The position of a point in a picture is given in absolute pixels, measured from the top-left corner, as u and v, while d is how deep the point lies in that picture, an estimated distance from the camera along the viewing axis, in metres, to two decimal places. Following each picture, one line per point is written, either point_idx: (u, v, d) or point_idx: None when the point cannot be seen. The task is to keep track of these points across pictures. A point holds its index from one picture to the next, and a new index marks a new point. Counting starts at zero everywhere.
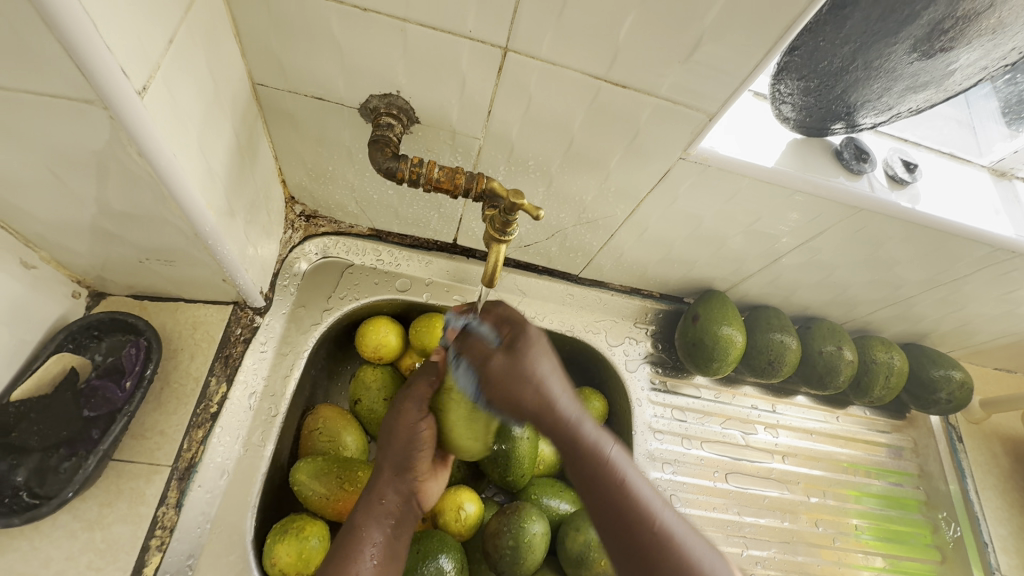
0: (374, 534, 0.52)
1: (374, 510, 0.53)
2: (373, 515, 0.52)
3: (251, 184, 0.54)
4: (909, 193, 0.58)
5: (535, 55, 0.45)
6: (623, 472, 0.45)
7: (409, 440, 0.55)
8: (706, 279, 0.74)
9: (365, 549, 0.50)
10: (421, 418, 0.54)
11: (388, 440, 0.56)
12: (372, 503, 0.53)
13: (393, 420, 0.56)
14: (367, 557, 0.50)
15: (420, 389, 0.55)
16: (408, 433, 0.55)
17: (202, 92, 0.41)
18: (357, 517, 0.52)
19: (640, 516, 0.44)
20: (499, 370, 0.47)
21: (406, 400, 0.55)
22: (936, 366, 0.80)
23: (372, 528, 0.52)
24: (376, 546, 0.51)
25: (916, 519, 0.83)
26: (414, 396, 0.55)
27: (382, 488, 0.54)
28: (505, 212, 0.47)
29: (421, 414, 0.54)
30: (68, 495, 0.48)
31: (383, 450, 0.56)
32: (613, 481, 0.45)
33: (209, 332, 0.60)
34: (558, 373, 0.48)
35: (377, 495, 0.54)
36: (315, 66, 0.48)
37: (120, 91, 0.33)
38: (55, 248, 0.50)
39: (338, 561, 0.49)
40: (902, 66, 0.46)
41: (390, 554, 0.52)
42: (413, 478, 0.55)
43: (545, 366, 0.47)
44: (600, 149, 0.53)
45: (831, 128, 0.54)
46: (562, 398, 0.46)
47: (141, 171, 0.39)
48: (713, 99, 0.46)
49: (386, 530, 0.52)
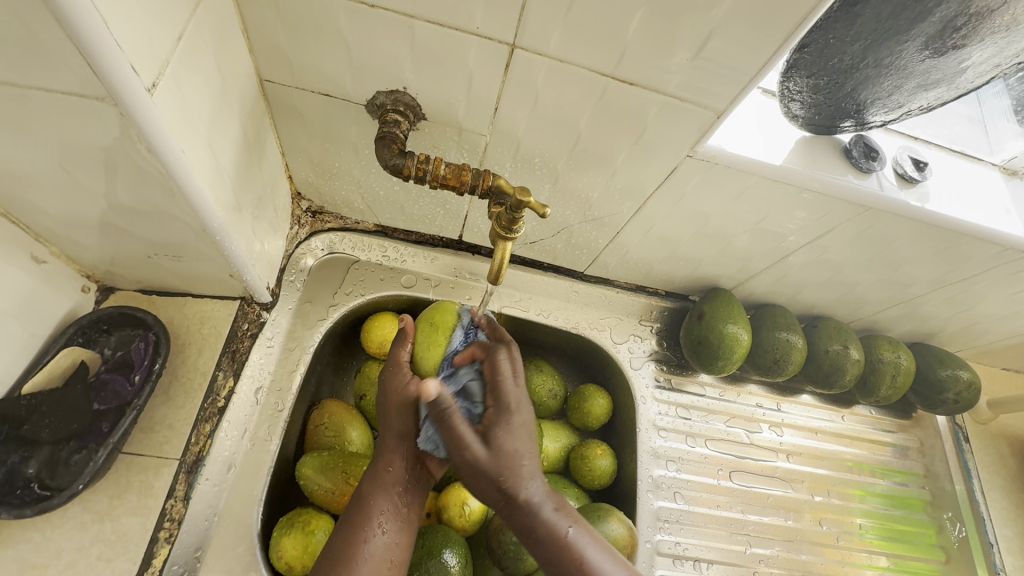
0: (383, 503, 0.51)
1: (382, 479, 0.52)
2: (380, 484, 0.52)
3: (258, 180, 0.54)
4: (919, 192, 0.58)
5: (543, 52, 0.44)
6: (585, 554, 0.46)
7: (405, 406, 0.54)
8: (712, 277, 0.74)
9: (374, 518, 0.49)
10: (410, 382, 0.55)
11: (384, 414, 0.55)
12: (379, 473, 0.52)
13: (384, 390, 0.56)
14: (376, 526, 0.49)
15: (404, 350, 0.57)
16: (401, 401, 0.54)
17: (210, 88, 0.42)
18: (365, 486, 0.52)
19: None
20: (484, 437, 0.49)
21: (397, 369, 0.56)
22: (943, 366, 0.80)
23: (380, 497, 0.51)
24: (387, 516, 0.50)
25: (921, 519, 0.83)
26: (399, 362, 0.56)
27: (388, 457, 0.53)
28: (511, 210, 0.47)
29: (409, 376, 0.55)
30: (78, 487, 0.48)
31: (383, 420, 0.55)
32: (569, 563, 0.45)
33: (216, 327, 0.60)
34: (532, 455, 0.50)
35: (384, 466, 0.53)
36: (323, 63, 0.48)
37: (130, 88, 0.33)
38: (65, 242, 0.50)
39: (348, 533, 0.49)
40: (913, 64, 0.46)
41: (402, 521, 0.51)
42: (418, 445, 0.54)
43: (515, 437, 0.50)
44: (608, 147, 0.53)
45: (840, 126, 0.54)
46: (527, 469, 0.49)
47: (149, 167, 0.39)
48: (722, 97, 0.46)
49: (395, 497, 0.51)
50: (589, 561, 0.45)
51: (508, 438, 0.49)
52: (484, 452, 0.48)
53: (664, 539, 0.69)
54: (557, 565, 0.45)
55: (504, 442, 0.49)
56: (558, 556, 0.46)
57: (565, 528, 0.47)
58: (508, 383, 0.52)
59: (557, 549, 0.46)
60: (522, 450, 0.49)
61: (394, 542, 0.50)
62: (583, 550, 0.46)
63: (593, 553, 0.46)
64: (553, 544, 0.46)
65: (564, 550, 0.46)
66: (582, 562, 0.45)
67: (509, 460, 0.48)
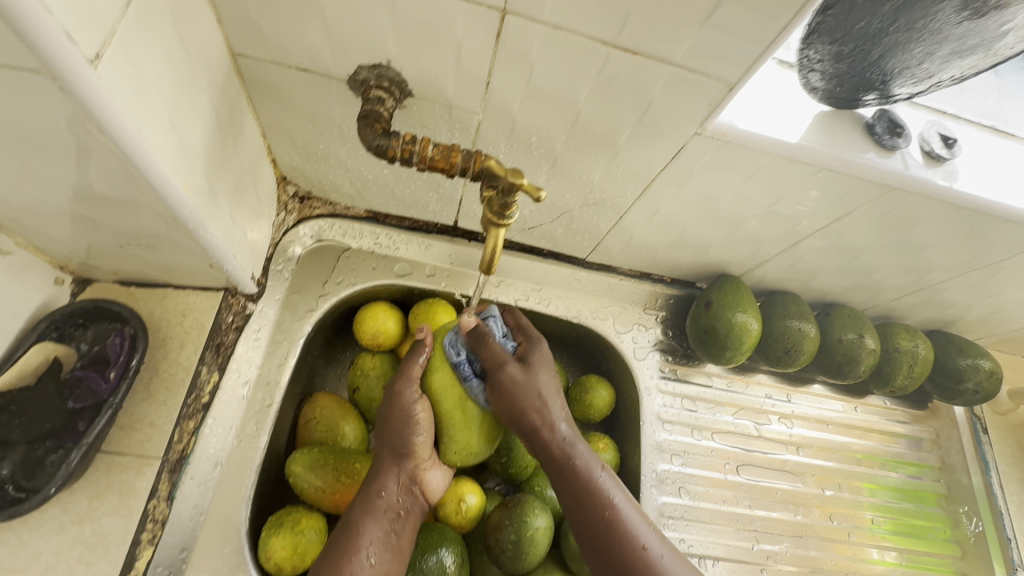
0: (372, 532, 0.49)
1: (372, 505, 0.50)
2: (371, 511, 0.50)
3: (236, 164, 0.51)
4: (947, 170, 0.53)
5: (537, 19, 0.40)
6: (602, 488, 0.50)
7: (403, 425, 0.52)
8: (720, 263, 0.70)
9: (362, 547, 0.48)
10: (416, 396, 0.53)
11: (383, 425, 0.53)
12: (371, 499, 0.51)
13: (385, 407, 0.53)
14: (364, 556, 0.47)
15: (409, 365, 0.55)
16: (405, 417, 0.52)
17: (172, 62, 0.38)
18: (355, 512, 0.50)
19: (619, 533, 0.47)
20: (498, 403, 0.51)
21: (400, 382, 0.54)
22: (963, 355, 0.76)
23: (371, 524, 0.49)
24: (377, 544, 0.48)
25: (935, 513, 0.80)
26: (403, 375, 0.54)
27: (382, 482, 0.52)
28: (504, 194, 0.44)
29: (415, 393, 0.53)
30: (50, 491, 0.46)
31: (380, 437, 0.53)
32: (597, 505, 0.49)
33: (198, 319, 0.57)
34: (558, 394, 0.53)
35: (377, 489, 0.51)
36: (298, 35, 0.44)
37: (69, 59, 0.29)
38: (31, 232, 0.47)
39: (333, 561, 0.47)
40: (949, 27, 0.41)
41: (391, 550, 0.49)
42: (413, 467, 0.53)
43: (538, 379, 0.52)
44: (610, 123, 0.49)
45: (862, 99, 0.49)
46: (552, 416, 0.52)
47: (107, 151, 0.36)
48: (734, 67, 0.42)
49: (384, 526, 0.50)
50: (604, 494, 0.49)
51: (539, 376, 0.53)
52: (509, 401, 0.51)
53: (668, 536, 0.67)
54: (583, 503, 0.49)
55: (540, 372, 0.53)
56: (577, 485, 0.50)
57: (594, 472, 0.50)
58: (506, 356, 0.52)
59: (582, 491, 0.49)
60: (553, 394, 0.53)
61: (382, 572, 0.48)
62: (617, 511, 0.49)
63: (625, 508, 0.49)
64: (579, 486, 0.50)
65: (588, 492, 0.49)
66: (610, 515, 0.48)
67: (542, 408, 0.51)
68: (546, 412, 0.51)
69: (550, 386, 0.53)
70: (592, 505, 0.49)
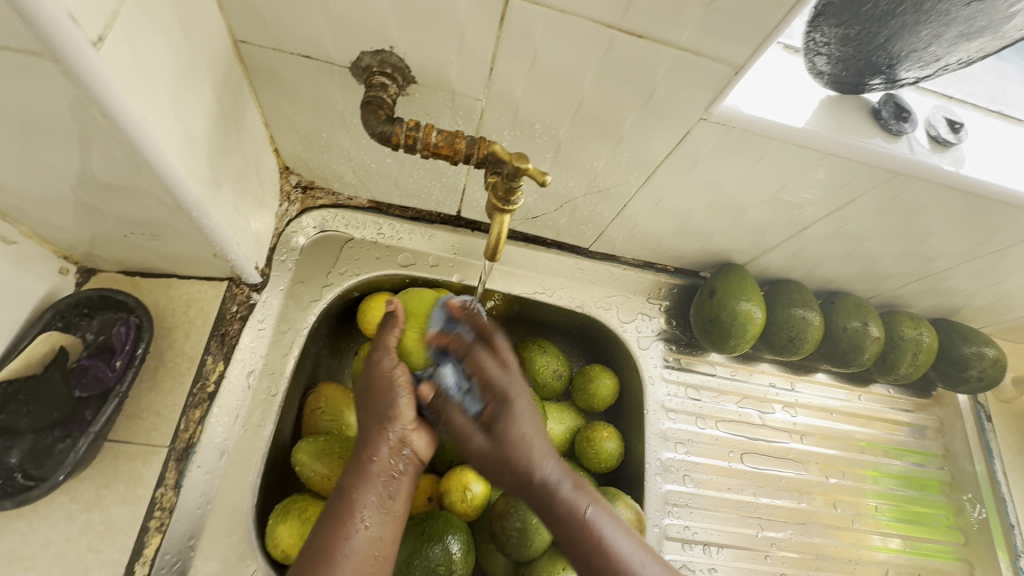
0: (366, 496, 0.46)
1: (365, 471, 0.48)
2: (363, 476, 0.47)
3: (239, 152, 0.51)
4: (953, 156, 0.53)
5: (541, 1, 0.40)
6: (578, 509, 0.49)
7: (388, 387, 0.51)
8: (724, 252, 0.70)
9: (356, 511, 0.45)
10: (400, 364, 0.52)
11: (366, 396, 0.52)
12: (362, 464, 0.48)
13: (367, 378, 0.52)
14: (359, 520, 0.45)
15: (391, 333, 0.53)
16: (389, 383, 0.51)
17: (175, 48, 0.38)
18: (346, 478, 0.47)
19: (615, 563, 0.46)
20: (483, 450, 0.52)
21: (379, 352, 0.53)
22: (968, 343, 0.76)
23: (364, 489, 0.46)
24: (371, 509, 0.46)
25: (938, 500, 0.81)
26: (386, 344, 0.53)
27: (373, 447, 0.49)
28: (508, 179, 0.43)
29: (395, 362, 0.52)
30: (59, 478, 0.46)
31: (365, 406, 0.52)
32: (589, 538, 0.48)
33: (203, 309, 0.58)
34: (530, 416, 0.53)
35: (368, 455, 0.49)
36: (300, 20, 0.43)
37: (72, 42, 0.29)
38: (36, 222, 0.48)
39: (328, 529, 0.44)
40: (957, 9, 0.41)
41: (386, 513, 0.47)
42: (401, 428, 0.50)
43: (518, 406, 0.53)
44: (614, 109, 0.49)
45: (868, 83, 0.49)
46: (537, 449, 0.51)
47: (112, 136, 0.36)
48: (739, 50, 0.42)
49: (379, 490, 0.47)
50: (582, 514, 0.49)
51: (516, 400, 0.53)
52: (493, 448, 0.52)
53: (672, 523, 0.67)
54: (572, 540, 0.48)
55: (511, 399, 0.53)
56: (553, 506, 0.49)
57: (582, 507, 0.49)
58: (496, 372, 0.54)
59: (575, 529, 0.48)
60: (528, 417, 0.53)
61: (378, 537, 0.45)
62: (600, 529, 0.48)
63: (619, 539, 0.48)
64: (568, 525, 0.49)
65: (579, 526, 0.48)
66: (605, 549, 0.47)
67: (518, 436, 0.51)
68: (535, 446, 0.51)
69: (533, 408, 0.54)
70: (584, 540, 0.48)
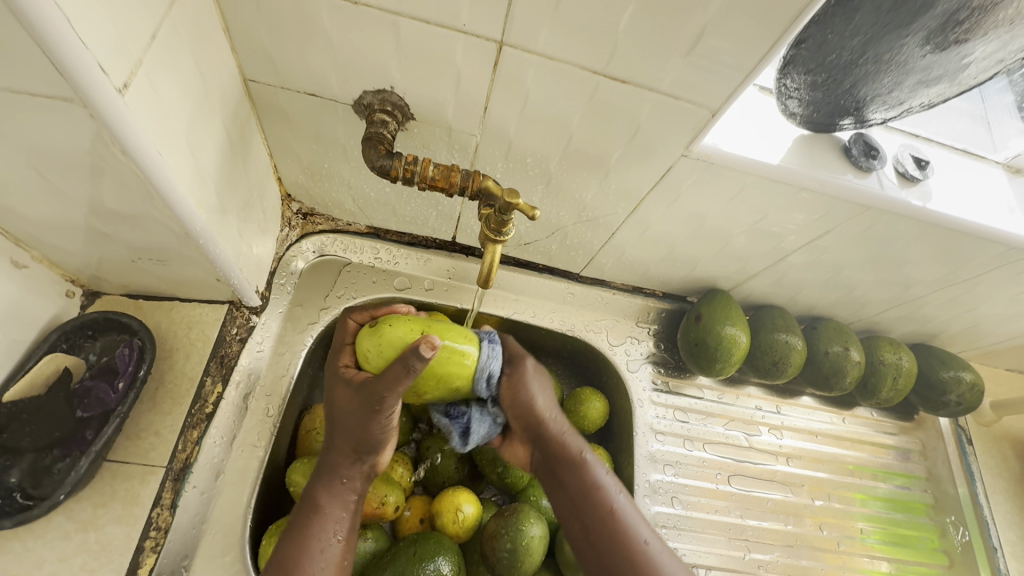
0: (337, 512, 0.50)
1: (337, 489, 0.51)
2: (336, 494, 0.50)
3: (244, 182, 0.53)
4: (921, 191, 0.56)
5: (532, 49, 0.43)
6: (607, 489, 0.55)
7: (374, 426, 0.51)
8: (710, 278, 0.73)
9: (328, 527, 0.49)
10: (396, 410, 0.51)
11: (343, 415, 0.52)
12: (334, 483, 0.51)
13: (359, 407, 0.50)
14: (330, 535, 0.48)
15: (397, 391, 0.49)
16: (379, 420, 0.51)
17: (191, 88, 0.41)
18: (320, 496, 0.50)
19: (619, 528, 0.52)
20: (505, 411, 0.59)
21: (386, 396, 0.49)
22: (946, 368, 0.78)
23: (334, 506, 0.50)
24: (340, 524, 0.49)
25: (923, 523, 0.82)
26: (393, 392, 0.49)
27: (347, 469, 0.51)
28: (500, 212, 0.46)
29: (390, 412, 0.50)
30: (59, 496, 0.47)
31: (342, 428, 0.52)
32: (602, 502, 0.53)
33: (204, 331, 0.59)
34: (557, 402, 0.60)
35: (340, 473, 0.51)
36: (306, 62, 0.46)
37: (98, 89, 0.32)
38: (47, 247, 0.49)
39: (297, 542, 0.47)
40: (914, 59, 0.45)
41: (354, 528, 0.51)
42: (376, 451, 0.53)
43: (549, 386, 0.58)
44: (601, 146, 0.52)
45: (839, 123, 0.53)
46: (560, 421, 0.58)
47: (129, 172, 0.38)
48: (716, 95, 0.45)
49: (349, 506, 0.51)
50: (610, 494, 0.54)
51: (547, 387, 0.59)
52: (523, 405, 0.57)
53: None
54: (584, 499, 0.54)
55: (546, 388, 0.59)
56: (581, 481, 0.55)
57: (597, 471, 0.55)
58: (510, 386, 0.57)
59: (587, 489, 0.54)
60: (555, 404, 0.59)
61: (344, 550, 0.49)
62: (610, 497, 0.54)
63: (626, 509, 0.53)
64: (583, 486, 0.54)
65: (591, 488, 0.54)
66: (614, 513, 0.52)
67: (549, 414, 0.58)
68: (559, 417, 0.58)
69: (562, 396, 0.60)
70: (596, 500, 0.53)
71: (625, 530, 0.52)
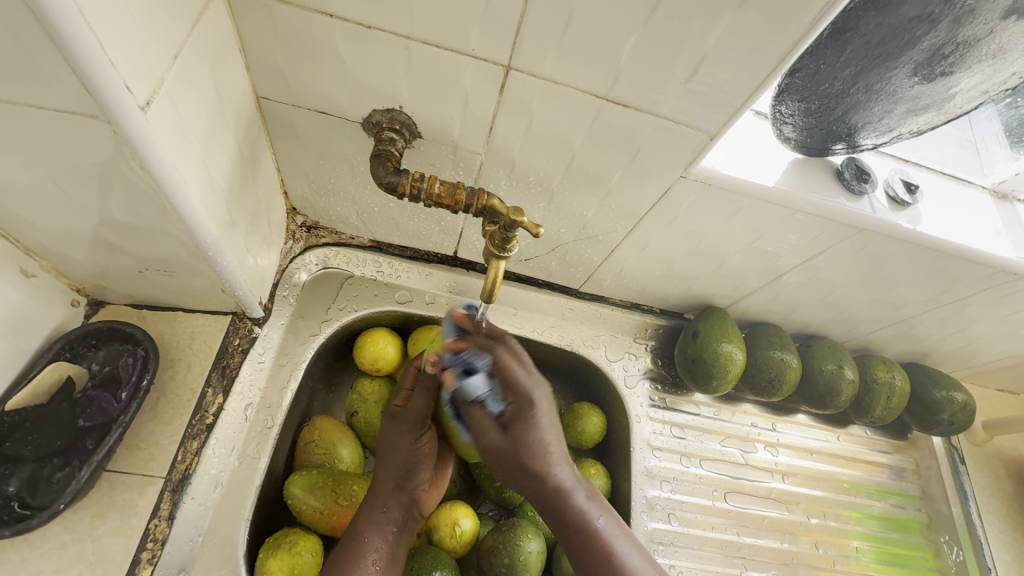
0: (376, 542, 0.51)
1: (377, 518, 0.52)
2: (375, 522, 0.52)
3: (253, 195, 0.54)
4: (911, 214, 0.58)
5: (538, 74, 0.45)
6: (612, 544, 0.46)
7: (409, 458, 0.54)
8: (707, 295, 0.74)
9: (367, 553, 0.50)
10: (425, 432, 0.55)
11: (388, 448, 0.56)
12: (374, 512, 0.53)
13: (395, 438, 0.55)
14: (368, 561, 0.50)
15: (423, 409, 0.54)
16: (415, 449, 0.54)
17: (208, 105, 0.42)
18: (360, 523, 0.52)
19: None
20: (496, 445, 0.47)
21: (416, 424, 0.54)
22: (938, 387, 0.79)
23: (374, 535, 0.52)
24: (378, 550, 0.51)
25: (918, 542, 0.82)
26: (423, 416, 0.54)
27: (385, 499, 0.53)
28: (504, 229, 0.47)
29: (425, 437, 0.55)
30: (60, 506, 0.47)
31: (383, 460, 0.55)
32: (601, 550, 0.45)
33: (206, 342, 0.60)
34: (553, 414, 0.49)
35: (380, 504, 0.53)
36: (319, 82, 0.48)
37: (124, 107, 0.33)
38: (56, 256, 0.50)
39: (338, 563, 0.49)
40: (903, 89, 0.47)
41: (391, 559, 0.52)
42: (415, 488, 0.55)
43: (545, 419, 0.47)
44: (602, 166, 0.53)
45: (831, 148, 0.54)
46: (552, 453, 0.47)
47: (143, 185, 0.39)
48: (714, 120, 0.47)
49: (388, 536, 0.52)
50: (616, 550, 0.45)
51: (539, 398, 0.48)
52: (509, 437, 0.47)
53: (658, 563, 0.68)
54: (584, 551, 0.46)
55: (538, 407, 0.47)
56: (588, 543, 0.45)
57: (592, 517, 0.47)
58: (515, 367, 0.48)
59: (587, 538, 0.46)
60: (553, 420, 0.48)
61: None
62: (610, 541, 0.46)
63: (630, 554, 0.45)
64: (580, 533, 0.46)
65: (590, 538, 0.46)
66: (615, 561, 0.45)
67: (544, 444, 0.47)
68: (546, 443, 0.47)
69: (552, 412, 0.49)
70: (597, 550, 0.45)
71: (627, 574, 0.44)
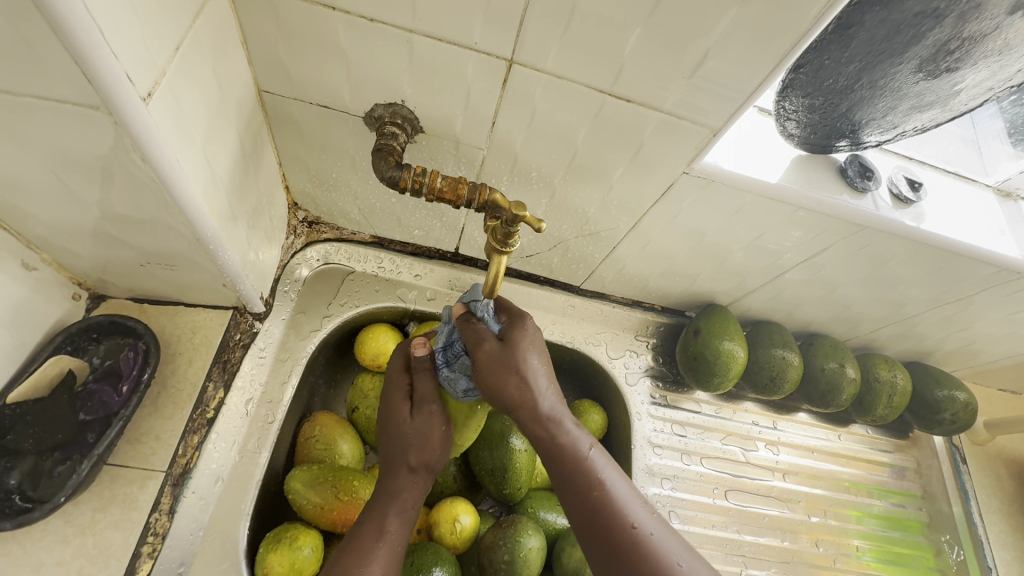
0: (390, 519, 0.50)
1: (391, 498, 0.51)
2: (388, 501, 0.51)
3: (254, 189, 0.54)
4: (914, 212, 0.58)
5: (541, 68, 0.45)
6: (601, 475, 0.45)
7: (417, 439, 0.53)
8: (708, 293, 0.74)
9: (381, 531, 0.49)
10: (444, 425, 0.54)
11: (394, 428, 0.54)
12: (388, 494, 0.51)
13: (402, 419, 0.54)
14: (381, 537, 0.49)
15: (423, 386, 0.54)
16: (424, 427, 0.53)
17: (209, 98, 0.42)
18: (376, 507, 0.51)
19: (614, 511, 0.43)
20: (491, 358, 0.47)
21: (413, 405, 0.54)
22: (940, 387, 0.79)
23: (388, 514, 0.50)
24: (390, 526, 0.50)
25: (918, 542, 0.82)
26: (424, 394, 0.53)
27: (399, 479, 0.52)
28: (507, 224, 0.47)
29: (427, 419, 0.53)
30: (60, 500, 0.47)
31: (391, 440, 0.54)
32: (590, 479, 0.45)
33: (207, 336, 0.59)
34: (546, 354, 0.49)
35: (394, 485, 0.52)
36: (321, 76, 0.48)
37: (125, 98, 0.33)
38: (57, 250, 0.50)
39: (351, 544, 0.48)
40: (907, 86, 0.47)
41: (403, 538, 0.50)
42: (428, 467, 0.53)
43: (535, 357, 0.48)
44: (605, 162, 0.53)
45: (835, 145, 0.54)
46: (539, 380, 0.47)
47: (144, 177, 0.39)
48: (717, 115, 0.46)
49: (404, 515, 0.51)
50: (604, 481, 0.45)
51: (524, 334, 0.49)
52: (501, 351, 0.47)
53: None
54: (571, 479, 0.45)
55: (525, 348, 0.48)
56: (575, 471, 0.45)
57: (584, 446, 0.47)
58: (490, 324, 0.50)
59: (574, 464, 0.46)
60: (546, 376, 0.48)
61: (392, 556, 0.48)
62: (600, 472, 0.46)
63: (619, 485, 0.45)
64: (569, 462, 0.46)
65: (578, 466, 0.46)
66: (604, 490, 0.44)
67: (529, 395, 0.47)
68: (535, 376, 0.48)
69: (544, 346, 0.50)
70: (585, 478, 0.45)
71: (614, 506, 0.44)
